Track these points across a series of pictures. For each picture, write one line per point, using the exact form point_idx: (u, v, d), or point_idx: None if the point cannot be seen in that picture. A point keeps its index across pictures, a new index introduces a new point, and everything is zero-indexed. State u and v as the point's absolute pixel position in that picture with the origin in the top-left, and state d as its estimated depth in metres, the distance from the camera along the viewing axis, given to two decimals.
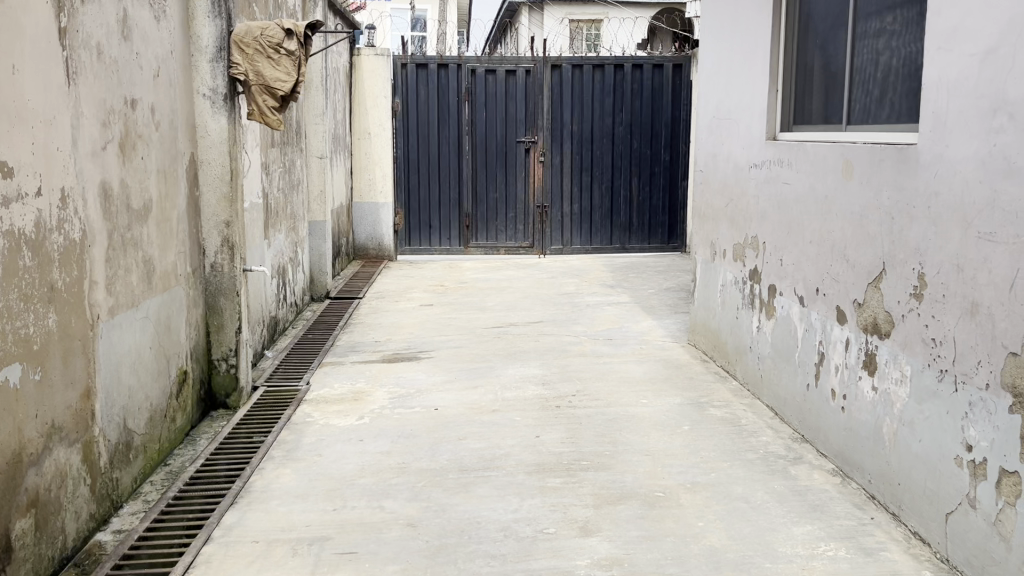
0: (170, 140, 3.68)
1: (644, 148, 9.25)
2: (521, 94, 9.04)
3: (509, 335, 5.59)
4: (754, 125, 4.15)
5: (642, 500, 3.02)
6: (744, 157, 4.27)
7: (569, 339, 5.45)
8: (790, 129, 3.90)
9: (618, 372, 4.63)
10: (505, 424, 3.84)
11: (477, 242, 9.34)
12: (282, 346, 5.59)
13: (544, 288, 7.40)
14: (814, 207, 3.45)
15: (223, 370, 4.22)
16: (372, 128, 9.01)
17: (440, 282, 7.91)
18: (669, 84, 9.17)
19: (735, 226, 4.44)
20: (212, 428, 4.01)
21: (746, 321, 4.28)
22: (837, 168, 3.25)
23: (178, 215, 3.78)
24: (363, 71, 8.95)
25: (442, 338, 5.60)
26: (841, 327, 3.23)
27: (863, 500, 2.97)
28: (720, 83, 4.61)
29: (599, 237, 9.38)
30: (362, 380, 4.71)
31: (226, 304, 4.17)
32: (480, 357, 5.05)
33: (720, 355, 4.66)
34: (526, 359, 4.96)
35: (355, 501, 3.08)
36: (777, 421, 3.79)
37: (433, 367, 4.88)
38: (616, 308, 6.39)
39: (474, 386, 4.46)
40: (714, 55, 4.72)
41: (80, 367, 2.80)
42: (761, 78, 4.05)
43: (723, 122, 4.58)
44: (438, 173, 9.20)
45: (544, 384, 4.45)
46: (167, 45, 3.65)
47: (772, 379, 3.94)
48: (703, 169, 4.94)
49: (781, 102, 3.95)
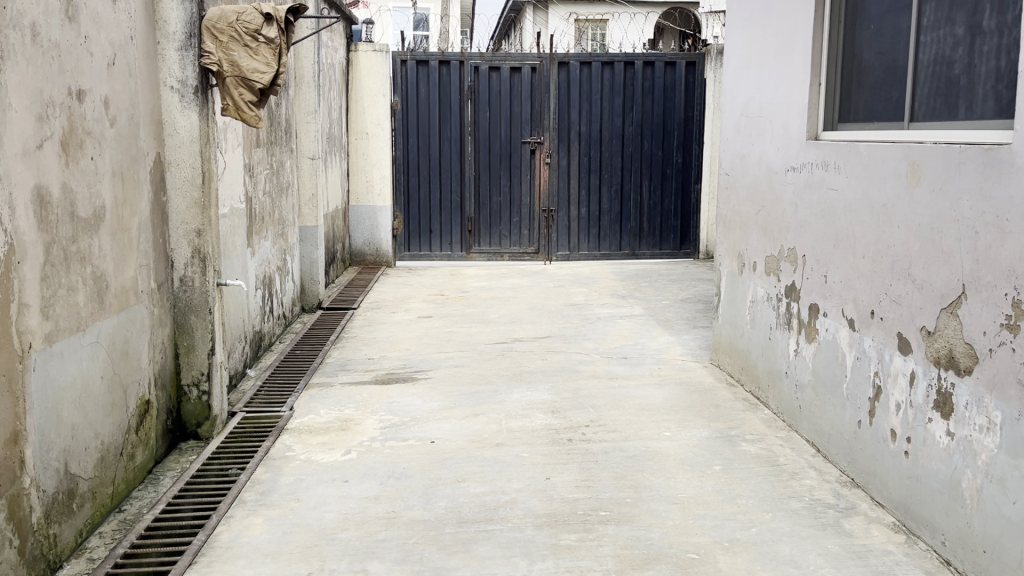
0: (129, 138, 3.22)
1: (656, 149, 8.78)
2: (526, 92, 8.58)
3: (513, 353, 5.13)
4: (791, 123, 3.68)
5: (673, 564, 2.55)
6: (780, 158, 3.81)
7: (579, 357, 4.98)
8: (834, 127, 3.44)
9: (636, 398, 4.16)
10: (510, 461, 3.37)
11: (480, 248, 8.88)
12: (265, 364, 5.14)
13: (551, 298, 6.93)
14: (868, 217, 2.99)
15: (194, 398, 3.76)
16: (370, 128, 8.58)
17: (440, 290, 7.46)
18: (682, 83, 8.71)
19: (767, 236, 3.97)
20: (178, 463, 3.55)
21: (781, 344, 3.82)
22: (900, 172, 2.78)
23: (139, 225, 3.31)
24: (361, 68, 8.53)
25: (441, 356, 5.13)
26: (903, 358, 2.77)
27: (936, 567, 2.50)
28: (751, 76, 4.14)
29: (608, 242, 8.92)
30: (351, 405, 4.25)
31: (196, 323, 3.70)
32: (483, 379, 4.59)
33: (750, 379, 4.20)
34: (533, 381, 4.50)
35: (335, 563, 2.62)
36: (820, 460, 3.33)
37: (431, 390, 4.42)
38: (629, 321, 5.92)
39: (476, 413, 4.00)
40: (743, 45, 4.26)
41: (4, 408, 2.34)
42: (800, 69, 3.58)
43: (754, 119, 4.11)
44: (439, 175, 8.74)
45: (554, 411, 3.98)
46: (126, 29, 3.20)
47: (813, 411, 3.48)
48: (729, 172, 4.48)
49: (824, 96, 3.48)
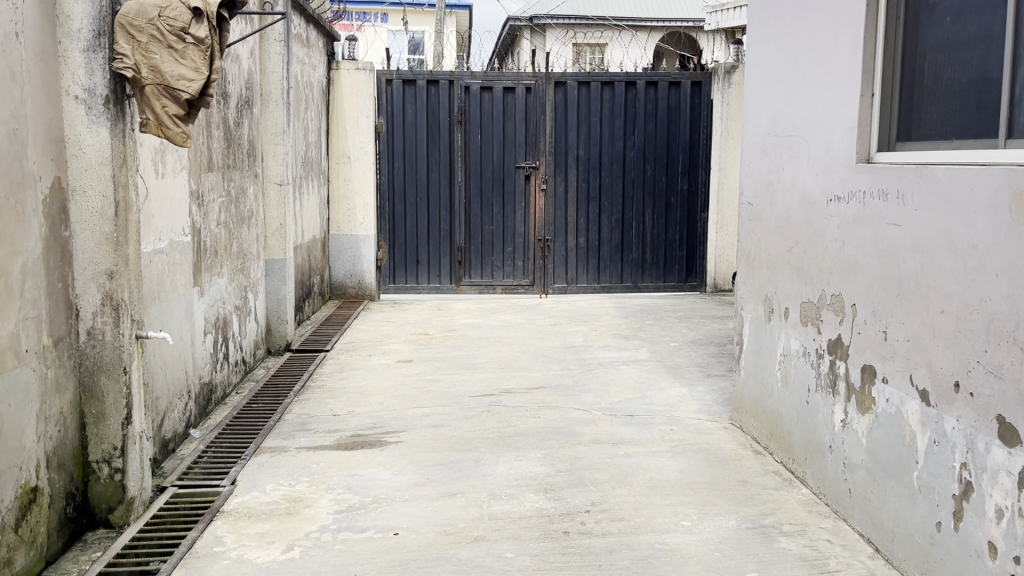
0: (10, 158, 2.56)
1: (659, 175, 8.13)
2: (520, 114, 7.96)
3: (501, 408, 4.44)
4: (834, 141, 3.02)
5: None
6: (819, 185, 3.15)
7: (577, 415, 4.28)
8: (892, 148, 2.79)
9: (647, 472, 3.47)
10: (491, 566, 2.68)
11: (470, 280, 8.19)
12: (214, 421, 4.44)
13: (546, 339, 6.24)
14: (950, 261, 2.33)
15: (104, 477, 3.06)
16: (352, 151, 7.97)
17: (424, 329, 6.77)
18: (687, 104, 8.09)
19: (803, 278, 3.31)
20: (77, 563, 2.85)
21: (823, 411, 3.14)
22: (999, 203, 2.12)
23: (24, 268, 2.64)
24: (343, 88, 7.96)
25: (416, 412, 4.43)
26: (1007, 451, 2.09)
27: None
28: (781, 88, 3.49)
29: (608, 274, 8.24)
30: (304, 479, 3.55)
31: (108, 386, 3.02)
32: (463, 444, 3.88)
33: (783, 449, 3.52)
34: (523, 447, 3.80)
35: None
36: (882, 566, 2.64)
37: (401, 459, 3.72)
38: (634, 368, 5.22)
39: (452, 492, 3.30)
40: (769, 52, 3.62)
41: None
42: (846, 76, 2.93)
43: (785, 140, 3.46)
44: (427, 203, 8.08)
45: (546, 490, 3.29)
46: (9, 22, 2.55)
47: (868, 500, 2.80)
48: (753, 199, 3.82)
49: (878, 107, 2.82)
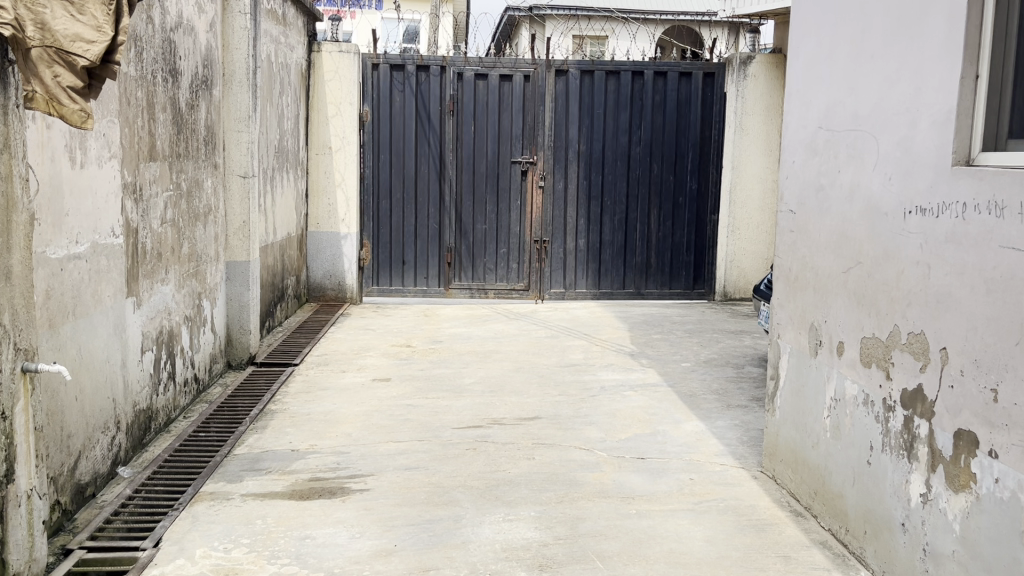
0: None
1: (667, 173, 7.46)
2: (517, 104, 7.29)
3: (489, 446, 3.77)
4: (917, 137, 2.37)
5: None
6: (894, 194, 2.49)
7: (579, 457, 3.62)
8: (1001, 147, 2.14)
9: (666, 541, 2.82)
10: None
11: (460, 283, 7.52)
12: (151, 455, 3.76)
13: (543, 356, 5.56)
14: None
15: None
16: (334, 141, 7.29)
17: (407, 340, 6.09)
18: (699, 96, 7.43)
19: (866, 306, 2.65)
20: None
21: (893, 476, 2.48)
22: None
23: None
24: (324, 72, 7.26)
25: (389, 449, 3.76)
26: None
27: None
28: (839, 70, 2.84)
29: (609, 279, 7.56)
30: (245, 541, 2.89)
31: None
32: (442, 496, 3.22)
33: (833, 514, 2.86)
34: (514, 502, 3.14)
35: None
36: None
37: (365, 515, 3.06)
38: (643, 396, 4.55)
39: (424, 568, 2.64)
40: (823, 26, 2.96)
41: None
42: (939, 55, 2.28)
43: (844, 134, 2.81)
44: (415, 199, 7.40)
45: (541, 568, 2.63)
46: None
47: None
48: (797, 206, 3.16)
49: (983, 96, 2.17)
